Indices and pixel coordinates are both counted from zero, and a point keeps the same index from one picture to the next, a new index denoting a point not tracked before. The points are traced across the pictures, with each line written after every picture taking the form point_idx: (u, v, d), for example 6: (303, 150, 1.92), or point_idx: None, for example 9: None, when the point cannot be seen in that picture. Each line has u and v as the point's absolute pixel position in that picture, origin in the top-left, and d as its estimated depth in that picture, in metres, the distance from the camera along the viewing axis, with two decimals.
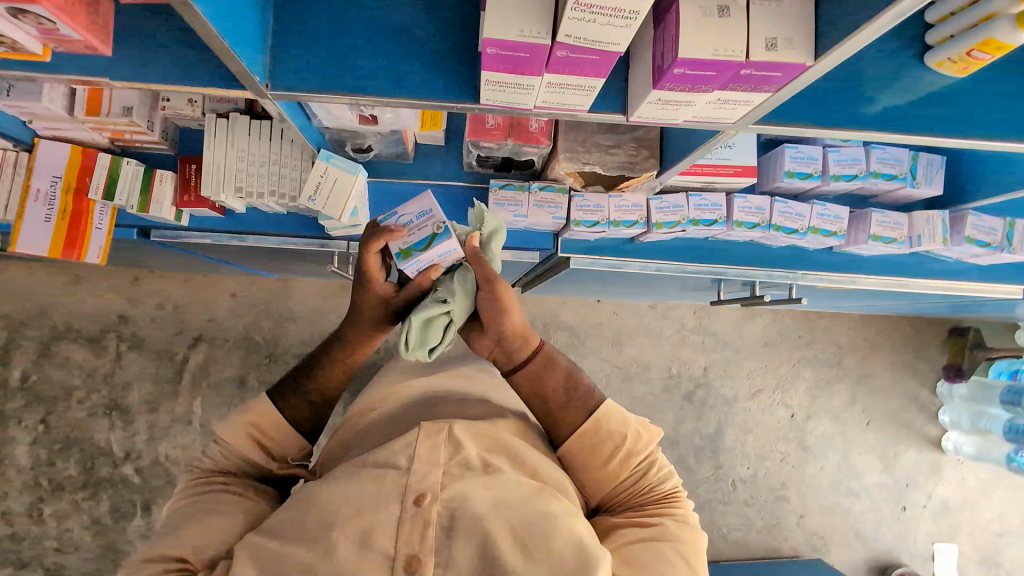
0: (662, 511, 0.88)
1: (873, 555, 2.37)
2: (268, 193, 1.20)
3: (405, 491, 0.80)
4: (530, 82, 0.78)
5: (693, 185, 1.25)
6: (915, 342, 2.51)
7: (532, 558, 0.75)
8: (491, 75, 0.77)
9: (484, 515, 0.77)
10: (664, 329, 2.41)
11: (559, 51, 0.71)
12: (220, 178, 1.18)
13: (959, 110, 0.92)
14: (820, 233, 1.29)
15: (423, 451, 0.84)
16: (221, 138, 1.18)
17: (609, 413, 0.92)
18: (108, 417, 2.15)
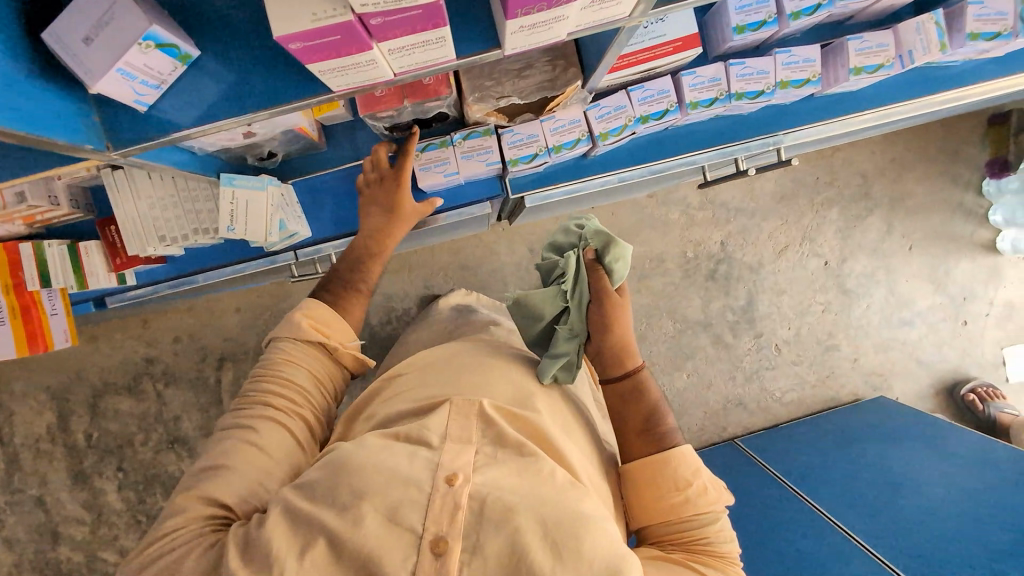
0: (710, 561, 0.86)
1: (938, 377, 2.29)
2: (195, 232, 1.10)
3: (437, 470, 0.76)
4: (368, 57, 0.66)
5: (632, 78, 1.08)
6: (950, 145, 2.24)
7: (562, 559, 0.70)
8: (322, 66, 0.66)
9: (518, 510, 0.72)
10: (669, 215, 2.26)
11: (372, 20, 0.60)
12: (141, 231, 1.08)
13: None
14: (791, 87, 1.12)
15: (455, 430, 0.84)
16: (126, 191, 1.06)
17: (681, 461, 0.92)
18: (173, 450, 2.29)
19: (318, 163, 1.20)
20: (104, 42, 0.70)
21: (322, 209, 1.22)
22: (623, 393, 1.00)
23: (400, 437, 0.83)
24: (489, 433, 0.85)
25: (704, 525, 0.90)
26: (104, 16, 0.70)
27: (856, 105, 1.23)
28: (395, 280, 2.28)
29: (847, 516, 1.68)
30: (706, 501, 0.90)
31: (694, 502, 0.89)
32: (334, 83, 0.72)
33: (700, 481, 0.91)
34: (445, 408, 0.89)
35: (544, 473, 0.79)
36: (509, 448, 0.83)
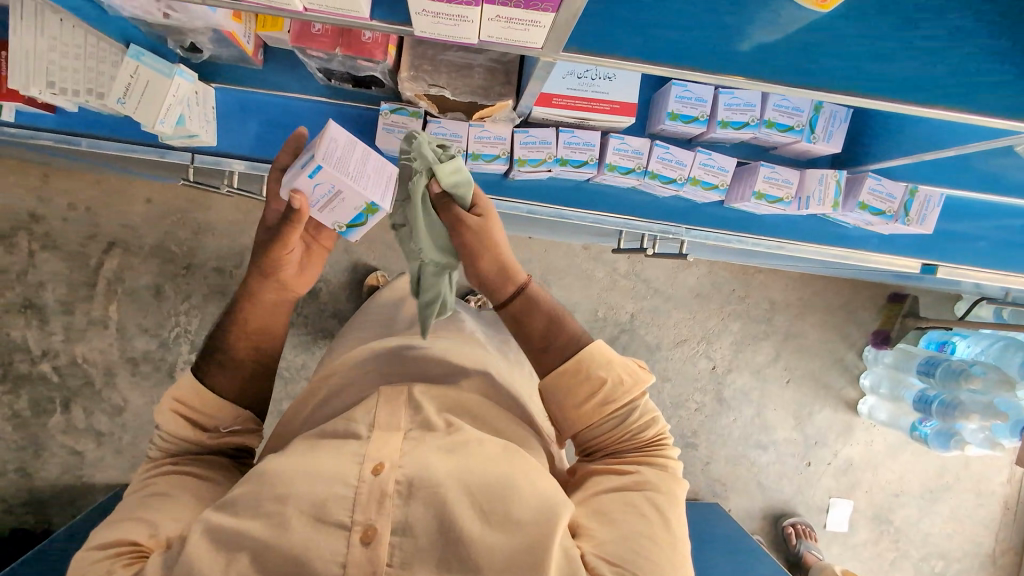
0: (642, 458, 0.83)
1: (770, 504, 2.45)
2: (87, 92, 1.10)
3: (364, 461, 0.74)
4: None
5: (566, 120, 1.16)
6: (849, 305, 2.45)
7: (490, 521, 0.70)
8: None
9: (443, 480, 0.72)
10: (594, 272, 2.35)
11: None
12: (29, 69, 1.03)
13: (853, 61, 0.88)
14: (700, 185, 1.23)
15: (382, 418, 0.82)
16: (29, 22, 1.01)
17: (585, 359, 0.83)
18: (23, 315, 2.16)
19: (256, 81, 1.22)
20: None
21: (236, 126, 1.25)
22: (518, 311, 0.86)
23: (327, 434, 0.82)
24: (416, 417, 0.83)
25: (621, 424, 0.84)
26: None
27: (755, 227, 1.36)
28: None
29: None
30: (639, 416, 0.84)
31: (601, 408, 0.83)
32: None
33: (603, 380, 0.83)
34: (374, 399, 0.86)
35: (473, 446, 0.78)
36: (436, 430, 0.81)
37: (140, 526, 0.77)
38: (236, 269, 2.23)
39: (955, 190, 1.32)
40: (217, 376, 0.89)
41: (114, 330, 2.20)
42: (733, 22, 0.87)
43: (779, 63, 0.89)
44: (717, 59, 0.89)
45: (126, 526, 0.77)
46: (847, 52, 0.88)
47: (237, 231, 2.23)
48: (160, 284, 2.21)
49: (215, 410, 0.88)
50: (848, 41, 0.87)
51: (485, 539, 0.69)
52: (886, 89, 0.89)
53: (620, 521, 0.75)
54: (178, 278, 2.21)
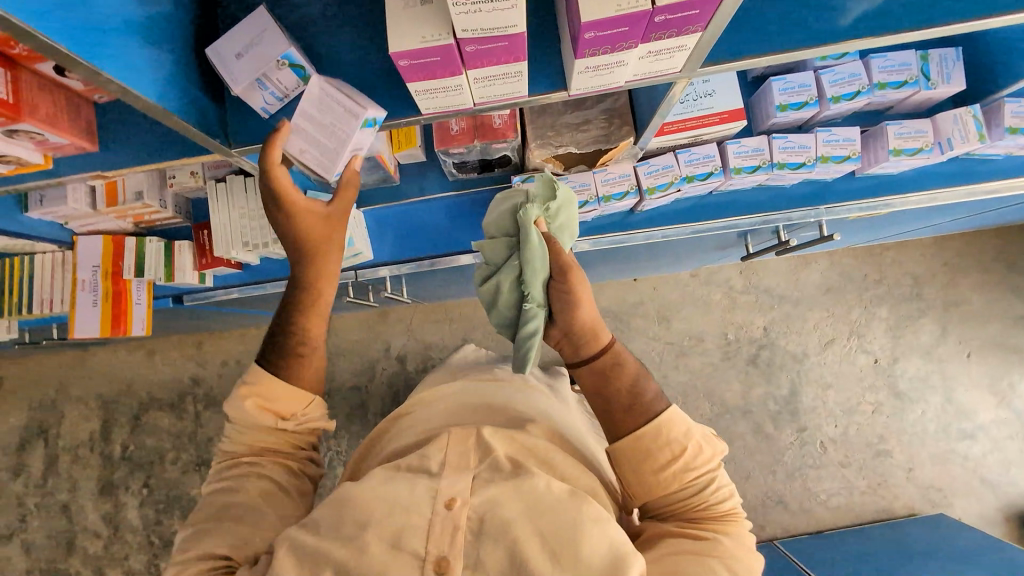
0: (716, 527, 0.81)
1: (1006, 501, 2.09)
2: (273, 242, 1.25)
3: (437, 495, 0.80)
4: (456, 82, 0.79)
5: (681, 141, 1.19)
6: (1007, 255, 2.20)
7: (561, 566, 0.72)
8: (417, 86, 0.79)
9: (513, 522, 0.75)
10: (712, 295, 2.27)
11: (467, 47, 0.71)
12: (229, 237, 1.26)
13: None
14: (831, 162, 1.18)
15: (454, 457, 0.86)
16: (224, 202, 1.26)
17: (668, 425, 0.81)
18: (198, 473, 2.32)
19: (387, 196, 1.35)
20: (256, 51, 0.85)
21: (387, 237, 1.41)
22: (601, 370, 0.83)
23: (401, 469, 0.86)
24: (485, 458, 0.86)
25: (698, 490, 0.83)
26: (256, 38, 0.85)
27: (895, 188, 1.30)
28: (436, 329, 2.36)
29: None
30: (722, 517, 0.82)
31: (683, 474, 0.81)
32: (423, 104, 0.85)
33: (686, 449, 0.81)
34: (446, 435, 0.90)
35: (541, 486, 0.79)
36: (505, 470, 0.84)
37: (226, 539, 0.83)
38: (371, 383, 2.34)
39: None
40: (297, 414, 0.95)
41: None
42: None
43: (887, 22, 0.87)
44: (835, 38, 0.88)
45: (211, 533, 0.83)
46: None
47: (365, 347, 2.37)
48: None
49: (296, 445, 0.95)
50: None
51: None
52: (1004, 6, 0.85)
53: None
54: None
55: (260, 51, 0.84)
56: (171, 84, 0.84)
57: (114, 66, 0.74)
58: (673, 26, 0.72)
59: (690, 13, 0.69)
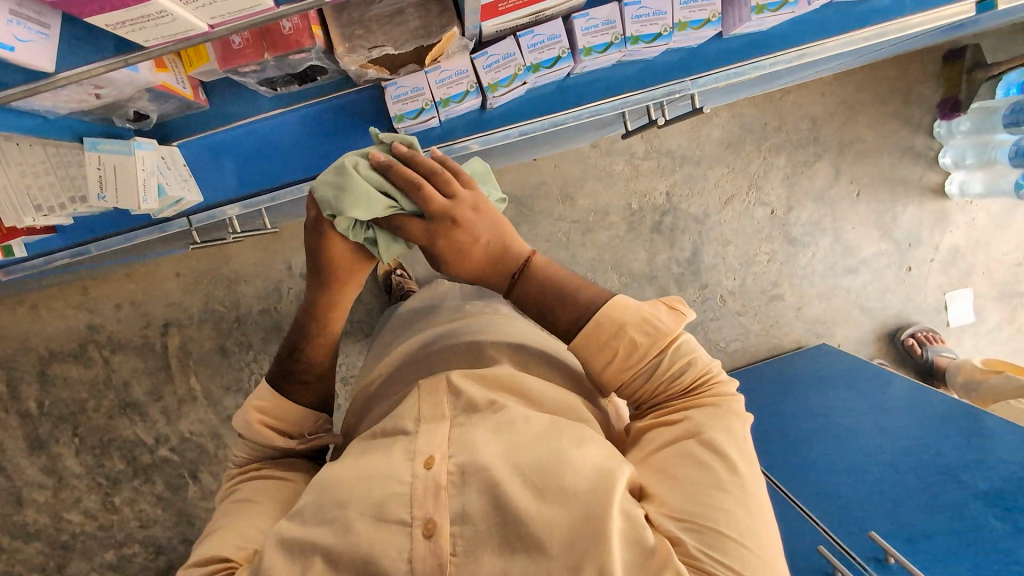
0: (690, 405, 0.82)
1: (880, 324, 2.32)
2: (71, 201, 1.07)
3: (415, 457, 0.78)
4: (158, 8, 0.67)
5: (521, 22, 1.01)
6: (902, 87, 2.16)
7: (547, 498, 0.70)
8: (114, 19, 0.68)
9: (490, 464, 0.73)
10: (614, 166, 2.19)
11: None
12: (15, 201, 1.04)
13: None
14: (690, 28, 1.06)
15: (427, 411, 0.86)
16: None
17: (605, 316, 0.83)
18: (126, 414, 2.32)
19: (209, 122, 1.14)
20: None
21: (214, 174, 1.18)
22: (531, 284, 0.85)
23: (381, 436, 0.86)
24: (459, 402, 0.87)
25: (656, 371, 0.84)
26: None
27: (764, 48, 1.18)
28: None
29: (784, 471, 1.75)
30: (656, 337, 0.83)
31: (629, 360, 0.83)
32: (148, 39, 0.73)
33: (631, 334, 0.82)
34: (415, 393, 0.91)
35: (518, 423, 0.80)
36: (480, 410, 0.85)
37: (234, 533, 0.84)
38: (280, 303, 2.27)
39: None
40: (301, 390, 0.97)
41: (203, 398, 2.33)
42: None
43: None
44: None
45: (213, 540, 0.84)
46: None
47: (265, 268, 2.26)
48: (223, 344, 2.30)
49: (289, 415, 0.96)
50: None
51: (540, 513, 0.69)
52: None
53: (682, 472, 0.74)
54: (235, 332, 2.29)
55: None
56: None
57: None
58: None
59: None
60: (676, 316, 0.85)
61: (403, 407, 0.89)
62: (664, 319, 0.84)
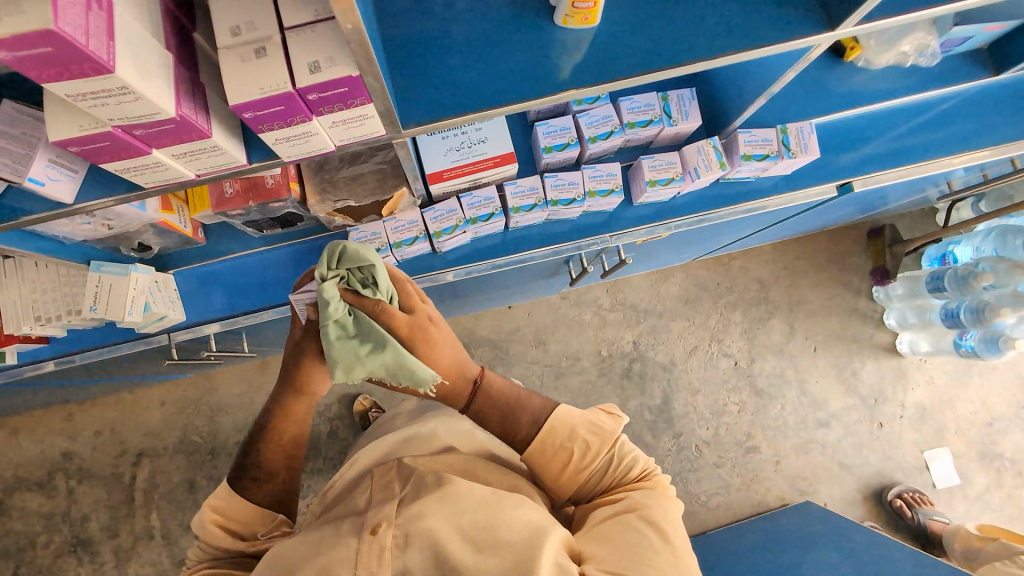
0: (631, 488, 0.91)
1: (863, 481, 2.28)
2: (67, 313, 1.22)
3: (362, 527, 0.84)
4: (154, 159, 0.79)
5: (462, 186, 1.26)
6: (839, 254, 2.40)
7: (483, 553, 0.79)
8: (113, 164, 0.79)
9: (433, 527, 0.81)
10: (583, 315, 2.37)
11: (134, 131, 0.71)
12: (18, 314, 1.21)
13: (641, 54, 0.94)
14: (598, 195, 1.29)
15: (378, 491, 0.92)
16: (12, 279, 1.21)
17: (557, 421, 0.95)
18: (75, 553, 2.22)
19: (201, 255, 1.35)
20: None
21: (202, 296, 1.37)
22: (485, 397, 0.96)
23: (332, 517, 0.91)
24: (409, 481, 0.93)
25: (607, 463, 0.94)
26: None
27: (673, 212, 1.40)
28: None
29: None
30: (603, 435, 0.96)
31: (583, 456, 0.94)
32: (138, 179, 0.85)
33: (581, 433, 0.95)
34: (371, 476, 0.98)
35: (462, 493, 0.87)
36: (429, 487, 0.89)
37: None
38: None
39: (826, 117, 1.37)
40: (254, 489, 0.96)
41: (160, 537, 2.24)
42: (529, 56, 0.95)
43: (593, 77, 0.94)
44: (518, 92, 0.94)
45: None
46: (620, 54, 0.94)
47: (246, 401, 2.35)
48: (192, 477, 2.28)
49: (243, 516, 0.94)
50: (639, 37, 0.95)
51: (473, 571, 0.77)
52: (676, 60, 0.93)
53: (620, 537, 0.82)
54: (206, 465, 2.29)
55: None
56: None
57: None
58: (336, 102, 0.76)
59: (341, 90, 0.73)
60: (614, 421, 0.99)
61: (359, 491, 0.95)
62: (606, 424, 0.97)
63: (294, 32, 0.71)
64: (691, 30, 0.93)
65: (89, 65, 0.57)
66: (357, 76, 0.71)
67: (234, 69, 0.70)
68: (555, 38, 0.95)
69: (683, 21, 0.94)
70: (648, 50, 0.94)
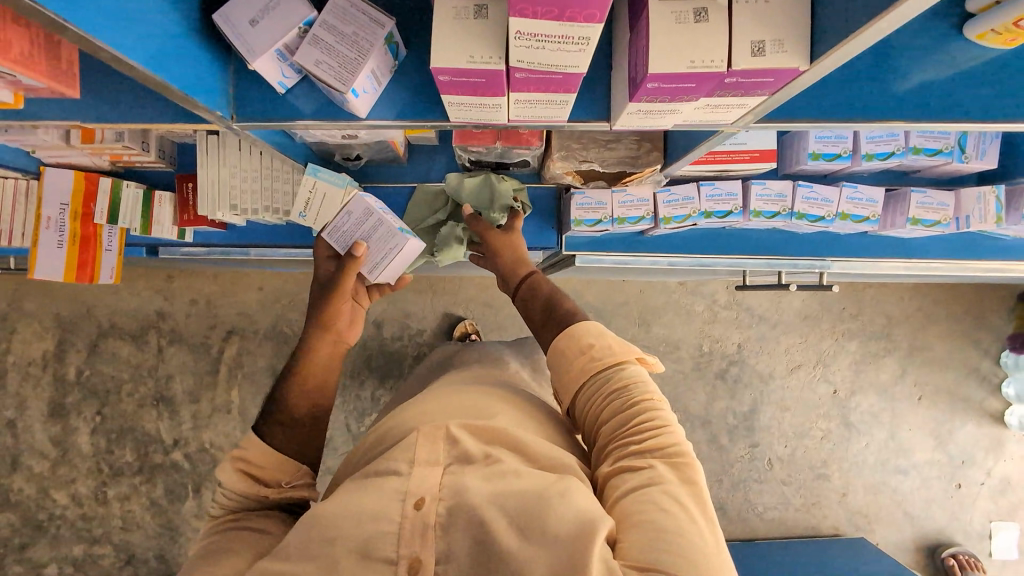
0: (645, 443, 0.71)
1: (922, 533, 2.28)
2: (264, 209, 1.15)
3: (404, 496, 0.67)
4: (496, 102, 0.68)
5: (706, 174, 1.14)
6: (977, 311, 2.28)
7: (530, 541, 0.62)
8: (452, 99, 0.68)
9: (480, 506, 0.65)
10: (695, 306, 2.29)
11: (516, 74, 0.60)
12: (215, 196, 1.12)
13: (1019, 93, 0.80)
14: (850, 219, 1.16)
15: (422, 452, 0.74)
16: (214, 157, 1.11)
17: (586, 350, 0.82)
18: (156, 408, 2.28)
19: (397, 175, 1.25)
20: (276, 20, 0.71)
21: None
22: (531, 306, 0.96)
23: (371, 474, 0.73)
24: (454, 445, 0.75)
25: (622, 409, 0.75)
26: (273, 2, 0.71)
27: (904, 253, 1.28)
28: (420, 298, 2.27)
29: None
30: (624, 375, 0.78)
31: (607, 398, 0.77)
32: (452, 113, 0.74)
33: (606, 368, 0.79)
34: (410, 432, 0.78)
35: (511, 475, 0.70)
36: (475, 461, 0.72)
37: None
38: None
39: None
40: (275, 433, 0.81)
41: (236, 413, 2.30)
42: (893, 66, 0.79)
43: (952, 108, 0.80)
44: (887, 109, 0.80)
45: None
46: (994, 87, 0.80)
47: None
48: (276, 365, 2.31)
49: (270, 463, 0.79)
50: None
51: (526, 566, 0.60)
52: None
53: (636, 514, 0.63)
54: None
55: (269, 18, 0.71)
56: (177, 46, 0.70)
57: (102, 26, 0.59)
58: (740, 89, 0.62)
59: (762, 80, 0.60)
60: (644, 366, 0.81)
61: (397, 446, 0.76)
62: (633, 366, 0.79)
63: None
64: None
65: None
66: (800, 72, 0.58)
67: (667, 30, 0.58)
68: (946, 50, 0.79)
69: None
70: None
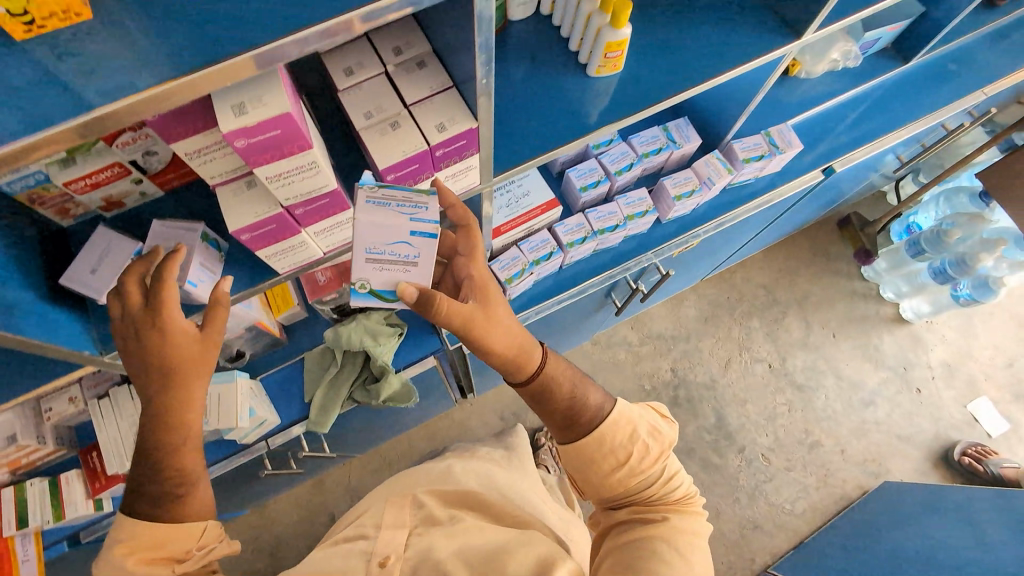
0: (671, 509, 0.87)
1: (925, 448, 2.34)
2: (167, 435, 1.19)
3: (371, 559, 0.80)
4: (298, 240, 0.91)
5: (518, 236, 1.41)
6: (822, 248, 2.66)
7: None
8: (265, 252, 0.89)
9: (444, 557, 0.77)
10: (617, 356, 2.45)
11: (296, 210, 0.84)
12: (121, 450, 1.19)
13: (651, 84, 1.14)
14: (636, 217, 1.46)
15: (389, 518, 0.89)
16: (110, 416, 1.20)
17: (617, 420, 0.89)
18: None
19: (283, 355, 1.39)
20: (112, 263, 0.91)
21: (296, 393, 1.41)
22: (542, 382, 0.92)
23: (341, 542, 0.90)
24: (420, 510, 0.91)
25: (655, 478, 0.88)
26: (102, 253, 0.92)
27: (699, 223, 1.59)
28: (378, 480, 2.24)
29: None
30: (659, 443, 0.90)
31: (638, 463, 0.88)
32: (277, 264, 0.95)
33: (640, 440, 0.89)
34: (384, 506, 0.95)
35: (471, 525, 0.83)
36: (440, 521, 0.87)
37: None
38: None
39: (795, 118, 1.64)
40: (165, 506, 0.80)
41: None
42: (568, 104, 1.14)
43: (618, 110, 1.13)
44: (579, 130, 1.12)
45: None
46: (634, 88, 1.14)
47: None
48: None
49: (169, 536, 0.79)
50: (658, 67, 1.15)
51: None
52: (677, 83, 1.13)
53: (644, 562, 0.78)
54: None
55: (105, 264, 0.91)
56: (39, 313, 0.85)
57: None
58: (453, 155, 0.91)
59: (459, 144, 0.89)
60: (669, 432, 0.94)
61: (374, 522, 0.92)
62: (664, 432, 0.92)
63: (416, 104, 0.86)
64: (679, 59, 1.15)
65: (294, 141, 0.72)
66: (477, 126, 0.87)
67: (378, 140, 0.85)
68: (590, 84, 1.15)
69: (670, 54, 1.16)
70: (656, 81, 1.14)
